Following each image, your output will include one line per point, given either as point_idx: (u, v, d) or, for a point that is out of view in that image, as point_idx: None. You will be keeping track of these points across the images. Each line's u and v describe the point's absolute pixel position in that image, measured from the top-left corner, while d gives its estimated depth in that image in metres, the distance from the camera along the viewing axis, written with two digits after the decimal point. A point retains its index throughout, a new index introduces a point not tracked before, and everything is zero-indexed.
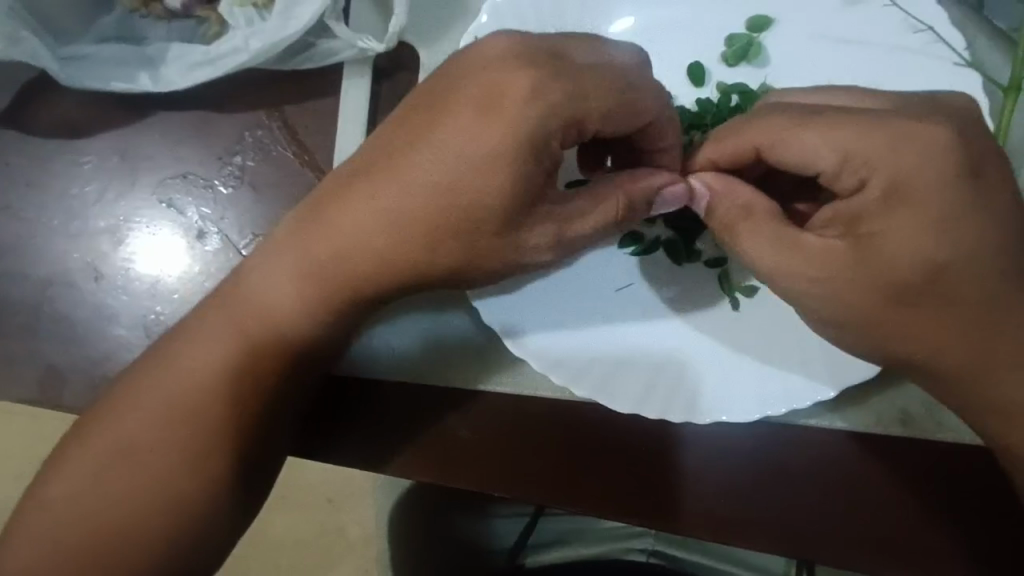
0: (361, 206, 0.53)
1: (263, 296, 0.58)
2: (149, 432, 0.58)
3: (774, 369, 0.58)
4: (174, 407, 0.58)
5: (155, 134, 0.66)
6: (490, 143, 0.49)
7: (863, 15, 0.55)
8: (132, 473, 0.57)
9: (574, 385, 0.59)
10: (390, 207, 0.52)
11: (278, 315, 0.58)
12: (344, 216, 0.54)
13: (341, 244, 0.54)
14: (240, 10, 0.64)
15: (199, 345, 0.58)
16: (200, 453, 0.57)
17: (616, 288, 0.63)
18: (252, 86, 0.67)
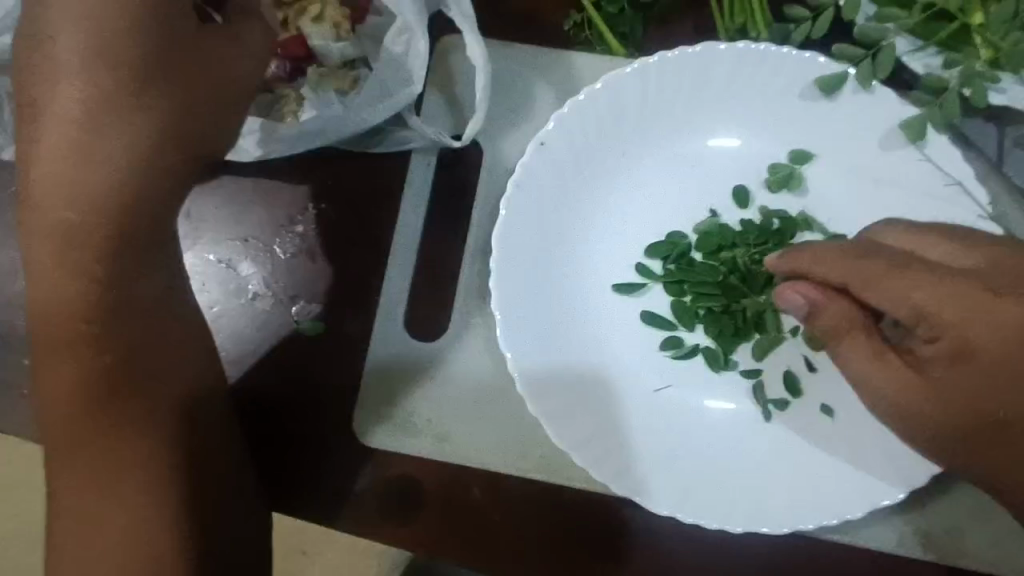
0: (89, 169, 0.51)
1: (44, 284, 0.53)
2: (129, 425, 0.57)
3: (802, 485, 0.58)
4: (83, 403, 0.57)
5: (218, 197, 0.70)
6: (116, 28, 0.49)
7: (899, 159, 0.62)
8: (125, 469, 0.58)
9: (613, 480, 0.58)
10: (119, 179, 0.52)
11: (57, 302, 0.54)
12: (67, 190, 0.51)
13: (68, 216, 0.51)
14: (320, 95, 0.67)
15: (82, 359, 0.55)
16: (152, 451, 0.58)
17: (655, 388, 0.61)
18: (319, 163, 0.69)
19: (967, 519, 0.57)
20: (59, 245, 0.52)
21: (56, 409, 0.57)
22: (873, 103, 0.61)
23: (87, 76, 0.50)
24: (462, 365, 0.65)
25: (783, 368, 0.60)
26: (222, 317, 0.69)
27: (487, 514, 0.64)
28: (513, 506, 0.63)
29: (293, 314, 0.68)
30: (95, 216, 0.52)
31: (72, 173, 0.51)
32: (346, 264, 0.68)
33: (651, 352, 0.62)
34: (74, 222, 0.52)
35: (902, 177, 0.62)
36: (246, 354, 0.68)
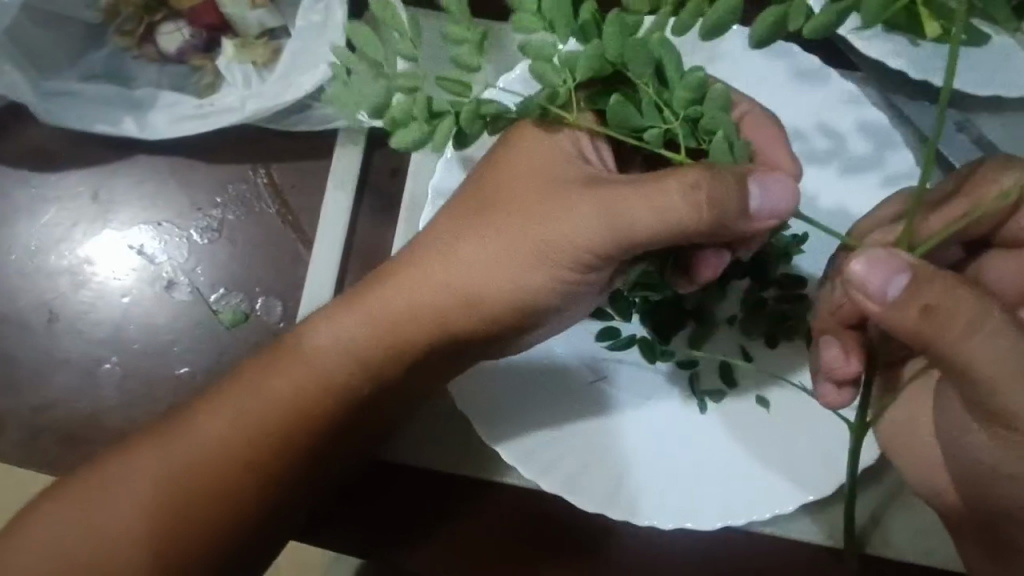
0: (438, 275, 0.50)
1: (318, 345, 0.52)
2: (181, 472, 0.52)
3: (738, 474, 0.56)
4: (230, 450, 0.52)
5: (132, 178, 0.66)
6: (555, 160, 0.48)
7: (804, 92, 0.60)
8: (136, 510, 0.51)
9: (543, 478, 0.55)
10: (465, 279, 0.50)
11: (328, 368, 0.52)
12: (411, 285, 0.51)
13: (353, 322, 0.52)
14: (237, 66, 0.62)
15: (215, 408, 0.53)
16: (195, 497, 0.51)
17: (590, 380, 0.59)
18: (240, 140, 0.65)
19: (897, 510, 0.57)
20: (354, 319, 0.52)
21: (229, 454, 0.52)
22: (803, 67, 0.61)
23: (553, 162, 0.48)
24: None
25: (718, 357, 0.59)
26: (136, 306, 0.64)
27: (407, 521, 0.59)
28: (439, 513, 0.59)
29: (213, 304, 0.64)
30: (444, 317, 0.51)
31: (457, 257, 0.50)
32: (270, 249, 0.64)
33: (586, 342, 0.60)
34: (389, 322, 0.51)
35: (815, 113, 0.60)
36: (161, 344, 0.63)
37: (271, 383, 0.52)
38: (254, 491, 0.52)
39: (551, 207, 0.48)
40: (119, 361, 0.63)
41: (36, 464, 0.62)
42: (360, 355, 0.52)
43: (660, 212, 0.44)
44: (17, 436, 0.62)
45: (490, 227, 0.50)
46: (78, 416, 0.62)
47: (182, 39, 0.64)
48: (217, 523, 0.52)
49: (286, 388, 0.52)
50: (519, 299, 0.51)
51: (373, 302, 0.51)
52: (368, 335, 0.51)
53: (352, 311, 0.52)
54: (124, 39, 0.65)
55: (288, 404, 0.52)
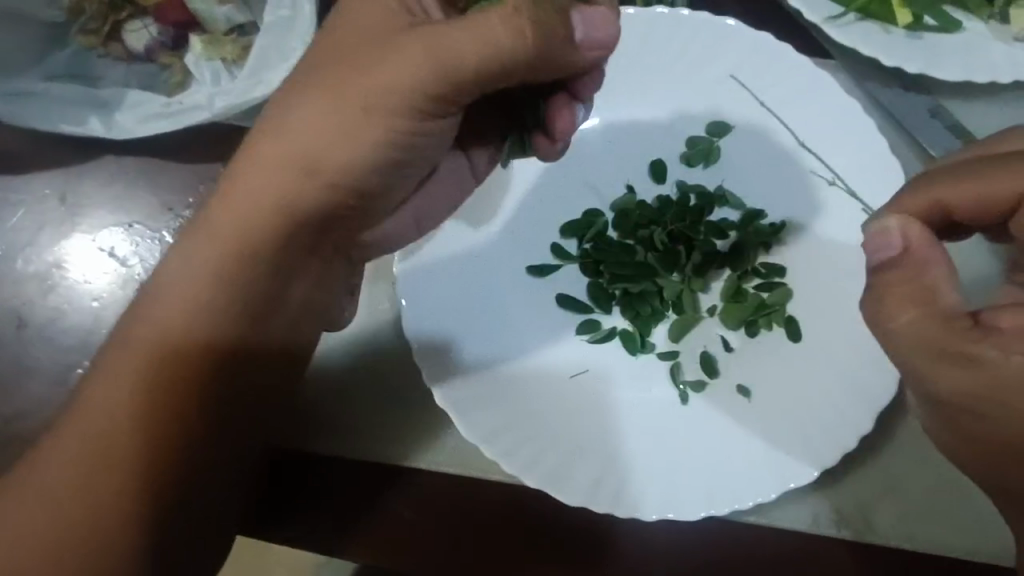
0: (274, 178, 0.49)
1: (160, 285, 0.51)
2: (116, 409, 0.49)
3: (723, 462, 0.55)
4: (167, 394, 0.50)
5: (102, 178, 0.64)
6: (417, 70, 0.45)
7: (775, 78, 0.62)
8: (67, 451, 0.49)
9: (525, 474, 0.54)
10: (307, 161, 0.48)
11: (164, 311, 0.50)
12: (241, 202, 0.49)
13: (253, 222, 0.49)
14: (205, 64, 0.61)
15: (137, 359, 0.50)
16: (133, 450, 0.49)
17: (570, 373, 0.59)
18: (211, 138, 0.64)
19: (875, 498, 0.57)
20: (203, 242, 0.50)
21: (162, 403, 0.50)
22: (773, 60, 0.61)
23: (361, 31, 0.48)
24: (366, 353, 0.61)
25: (699, 348, 0.59)
26: (107, 310, 0.63)
27: (374, 526, 0.57)
28: (413, 506, 0.57)
29: None
30: (271, 248, 0.51)
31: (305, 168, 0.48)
32: None
33: (567, 336, 0.59)
34: (231, 225, 0.49)
35: (789, 100, 0.61)
36: None
37: (165, 302, 0.50)
38: (179, 418, 0.50)
39: (353, 67, 0.47)
40: (91, 367, 0.62)
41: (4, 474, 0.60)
42: (228, 249, 0.50)
43: (485, 41, 0.43)
44: None
45: (302, 133, 0.48)
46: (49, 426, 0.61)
47: (148, 37, 0.63)
48: (158, 456, 0.50)
49: (143, 337, 0.50)
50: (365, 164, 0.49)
51: (208, 234, 0.50)
52: (220, 248, 0.49)
53: (198, 246, 0.50)
54: (89, 37, 0.64)
55: (142, 346, 0.50)
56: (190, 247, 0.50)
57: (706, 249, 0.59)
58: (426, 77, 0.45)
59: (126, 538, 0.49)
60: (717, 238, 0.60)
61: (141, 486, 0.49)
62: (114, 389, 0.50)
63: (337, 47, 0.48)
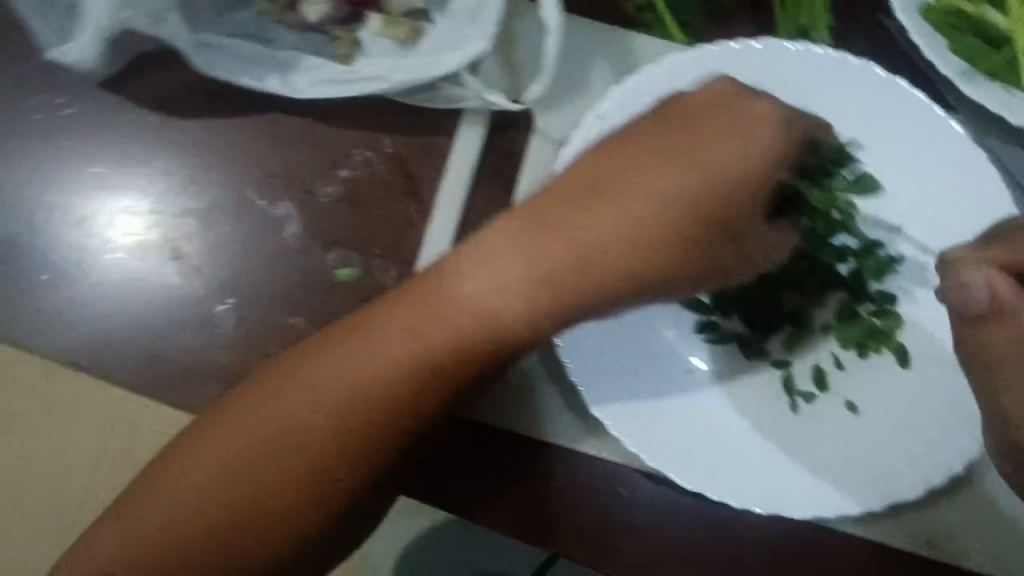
0: (611, 232, 0.51)
1: (488, 301, 0.51)
2: (338, 402, 0.50)
3: (824, 468, 0.60)
4: (392, 405, 0.50)
5: (264, 132, 0.68)
6: (731, 170, 0.51)
7: None
8: (277, 418, 0.50)
9: (643, 454, 0.59)
10: (608, 235, 0.51)
11: (494, 326, 0.51)
12: (585, 234, 0.51)
13: (583, 287, 0.51)
14: (381, 41, 0.66)
15: (383, 360, 0.50)
16: (345, 443, 0.50)
17: (686, 367, 0.62)
18: (370, 109, 0.68)
19: (969, 529, 0.59)
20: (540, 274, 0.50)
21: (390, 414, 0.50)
22: (926, 104, 0.61)
23: (751, 121, 0.51)
24: None
25: (812, 363, 0.62)
26: (253, 254, 0.67)
27: (496, 482, 0.62)
28: (530, 472, 0.62)
29: (328, 260, 0.67)
30: (541, 304, 0.51)
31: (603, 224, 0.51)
32: (387, 214, 0.67)
33: (687, 333, 0.63)
34: (559, 266, 0.50)
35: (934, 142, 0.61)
36: (277, 293, 0.66)
37: (422, 319, 0.51)
38: (377, 439, 0.50)
39: (666, 141, 0.52)
40: (234, 304, 0.66)
41: (148, 387, 0.66)
42: (528, 292, 0.50)
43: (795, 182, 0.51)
44: (140, 363, 0.66)
45: (639, 200, 0.51)
46: (198, 352, 0.66)
47: (324, 9, 0.67)
48: (355, 460, 0.50)
49: (394, 348, 0.51)
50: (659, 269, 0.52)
51: (555, 276, 0.50)
52: (524, 285, 0.50)
53: (520, 268, 0.50)
54: (266, 4, 0.68)
55: (389, 360, 0.50)
56: (466, 272, 0.51)
57: (827, 271, 0.62)
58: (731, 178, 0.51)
59: (305, 516, 0.50)
60: (839, 262, 0.62)
61: (315, 484, 0.50)
62: (346, 381, 0.50)
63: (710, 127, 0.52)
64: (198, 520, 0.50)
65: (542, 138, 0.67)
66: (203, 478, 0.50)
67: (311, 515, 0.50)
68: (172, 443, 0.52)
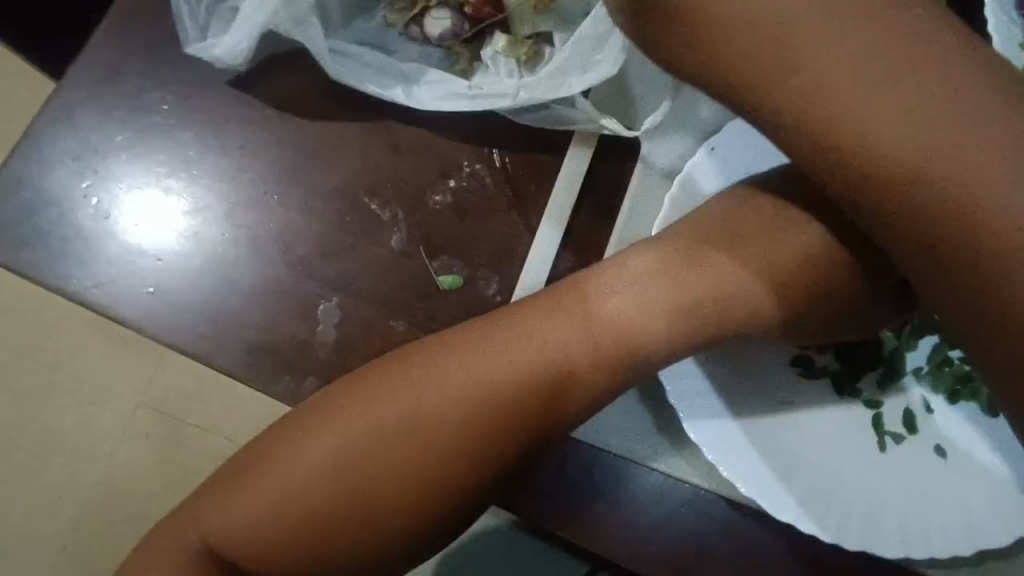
0: (736, 270, 0.59)
1: (630, 315, 0.57)
2: (479, 388, 0.54)
3: (916, 510, 0.59)
4: (530, 397, 0.55)
5: (379, 136, 0.70)
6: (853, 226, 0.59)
7: None
8: (422, 395, 0.54)
9: (739, 481, 0.58)
10: (732, 275, 0.59)
11: (637, 338, 0.57)
12: (717, 269, 0.59)
13: (713, 315, 0.58)
14: (504, 61, 0.68)
15: (533, 350, 0.56)
16: (479, 429, 0.54)
17: (778, 401, 0.63)
18: (484, 124, 0.71)
19: None
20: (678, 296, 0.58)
21: (526, 409, 0.55)
22: None
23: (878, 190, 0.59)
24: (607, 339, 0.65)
25: (902, 404, 0.63)
26: (360, 254, 0.68)
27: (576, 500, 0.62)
28: (617, 493, 0.62)
29: (431, 267, 0.68)
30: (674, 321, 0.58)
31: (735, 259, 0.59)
32: (493, 226, 0.69)
33: (780, 366, 0.64)
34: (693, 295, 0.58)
35: None
36: (381, 294, 0.67)
37: (568, 321, 0.57)
38: (506, 441, 0.55)
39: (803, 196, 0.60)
40: (337, 301, 0.67)
41: (245, 377, 0.67)
42: (664, 317, 0.58)
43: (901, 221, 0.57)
44: (239, 353, 0.67)
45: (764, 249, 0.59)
46: (300, 347, 0.66)
47: (449, 25, 0.70)
48: (485, 448, 0.54)
49: (540, 347, 0.56)
50: (752, 312, 0.59)
51: (690, 300, 0.58)
52: (661, 310, 0.58)
53: (660, 285, 0.58)
54: (394, 17, 0.72)
55: (536, 356, 0.55)
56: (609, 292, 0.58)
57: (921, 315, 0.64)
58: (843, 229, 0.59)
59: (428, 496, 0.53)
60: None
61: (439, 476, 0.53)
62: (493, 367, 0.55)
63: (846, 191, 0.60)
64: (330, 488, 0.53)
65: (647, 164, 0.70)
66: (342, 446, 0.53)
67: (429, 503, 0.53)
68: (305, 413, 0.55)
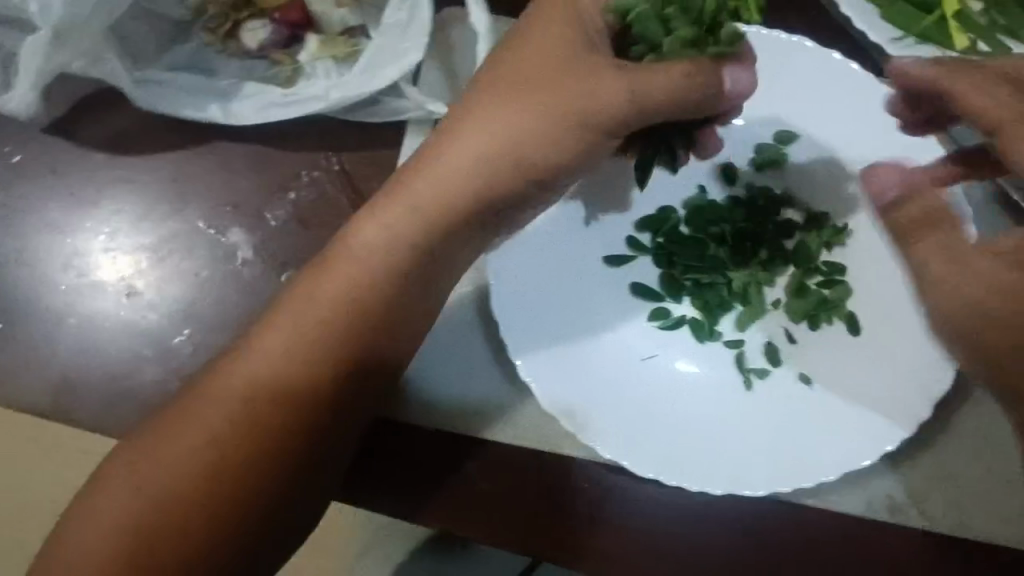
0: (517, 124, 0.55)
1: (373, 246, 0.57)
2: (252, 382, 0.55)
3: (782, 443, 0.59)
4: (302, 367, 0.55)
5: (210, 162, 0.70)
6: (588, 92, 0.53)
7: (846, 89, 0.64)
8: (198, 416, 0.54)
9: (599, 445, 0.58)
10: (509, 129, 0.55)
11: (370, 281, 0.57)
12: (470, 146, 0.56)
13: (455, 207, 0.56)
14: (319, 62, 0.66)
15: (281, 332, 0.56)
16: (261, 424, 0.54)
17: (641, 357, 0.63)
18: (315, 130, 0.70)
19: (927, 493, 0.60)
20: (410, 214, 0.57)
21: (306, 380, 0.55)
22: (849, 75, 0.64)
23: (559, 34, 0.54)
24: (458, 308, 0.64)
25: (765, 339, 0.63)
26: (208, 283, 0.68)
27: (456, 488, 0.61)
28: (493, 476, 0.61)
29: (281, 283, 0.68)
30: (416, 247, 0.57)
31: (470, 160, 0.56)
32: (337, 232, 0.68)
33: (639, 321, 0.64)
34: (427, 202, 0.56)
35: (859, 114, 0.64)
36: (232, 320, 0.67)
37: (328, 282, 0.57)
38: (290, 418, 0.55)
39: (529, 75, 0.55)
40: (190, 334, 0.67)
41: (105, 425, 0.66)
42: (411, 215, 0.56)
43: (671, 89, 0.50)
44: (95, 403, 0.66)
45: (511, 123, 0.55)
46: (157, 386, 0.66)
47: (263, 36, 0.69)
48: (268, 442, 0.54)
49: (307, 318, 0.56)
50: (557, 158, 0.55)
51: (422, 207, 0.56)
52: (403, 225, 0.57)
53: (404, 202, 0.57)
54: (209, 36, 0.70)
55: (296, 337, 0.56)
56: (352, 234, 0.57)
57: (773, 247, 0.64)
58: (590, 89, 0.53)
59: (226, 517, 0.53)
60: (785, 238, 0.65)
61: (238, 472, 0.53)
62: (257, 357, 0.55)
63: (545, 44, 0.55)
64: (120, 541, 0.52)
65: None
66: (128, 491, 0.53)
67: (236, 502, 0.53)
68: (107, 461, 0.55)
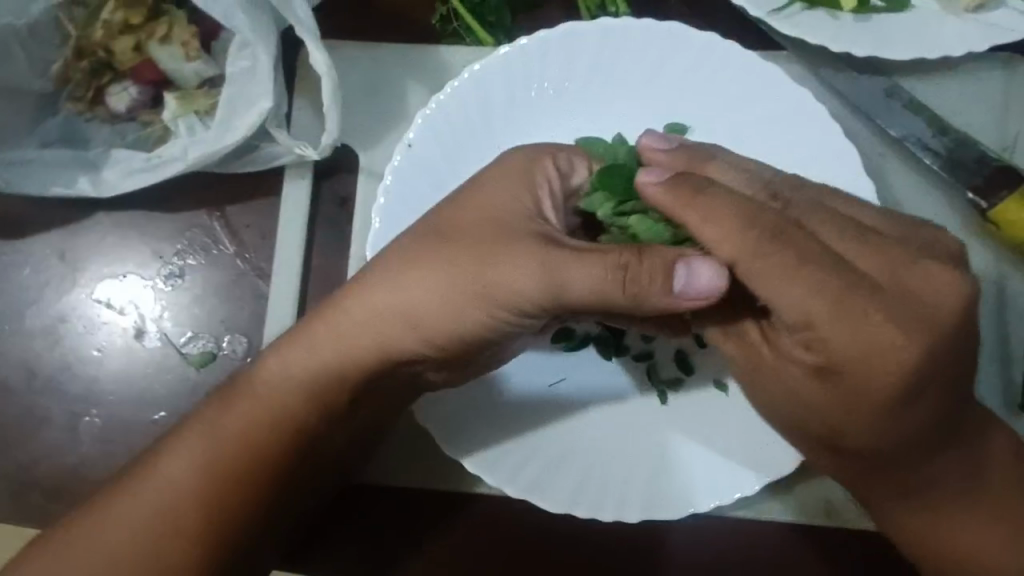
0: (418, 294, 0.50)
1: (275, 389, 0.53)
2: (145, 507, 0.52)
3: (699, 457, 0.57)
4: (199, 492, 0.52)
5: (97, 234, 0.68)
6: (515, 259, 0.48)
7: (730, 70, 0.61)
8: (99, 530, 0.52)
9: (510, 485, 0.56)
10: (419, 309, 0.50)
11: (279, 420, 0.53)
12: (375, 316, 0.51)
13: (361, 378, 0.53)
14: (182, 120, 0.64)
15: (183, 444, 0.53)
16: (159, 545, 0.51)
17: (548, 384, 0.59)
18: (195, 187, 0.67)
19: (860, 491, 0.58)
20: (314, 371, 0.53)
21: (200, 512, 0.52)
22: (732, 56, 0.60)
23: (503, 191, 0.50)
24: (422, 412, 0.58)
25: (674, 348, 0.59)
26: (109, 359, 0.67)
27: (387, 540, 0.61)
28: (417, 523, 0.60)
29: (183, 350, 0.66)
30: (322, 406, 0.54)
31: (372, 315, 0.51)
32: (232, 290, 0.67)
33: (541, 346, 0.59)
34: (321, 376, 0.53)
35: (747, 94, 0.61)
36: (137, 393, 0.66)
37: (236, 411, 0.53)
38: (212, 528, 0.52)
39: (453, 223, 0.50)
40: (98, 413, 0.66)
41: (23, 519, 0.65)
42: (307, 402, 0.53)
43: (598, 279, 0.46)
44: (9, 494, 0.65)
45: (430, 277, 0.50)
46: (72, 471, 0.65)
47: (129, 97, 0.66)
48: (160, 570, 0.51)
49: (210, 446, 0.53)
50: (458, 339, 0.50)
51: (328, 362, 0.52)
52: (305, 382, 0.53)
53: (306, 350, 0.53)
54: (76, 104, 0.67)
55: (195, 460, 0.53)
56: (267, 386, 0.54)
57: None
58: (529, 258, 0.47)
59: None
60: None
61: None
62: (164, 478, 0.53)
63: (482, 194, 0.50)
64: None
65: (366, 176, 0.65)
66: None
67: None
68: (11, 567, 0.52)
